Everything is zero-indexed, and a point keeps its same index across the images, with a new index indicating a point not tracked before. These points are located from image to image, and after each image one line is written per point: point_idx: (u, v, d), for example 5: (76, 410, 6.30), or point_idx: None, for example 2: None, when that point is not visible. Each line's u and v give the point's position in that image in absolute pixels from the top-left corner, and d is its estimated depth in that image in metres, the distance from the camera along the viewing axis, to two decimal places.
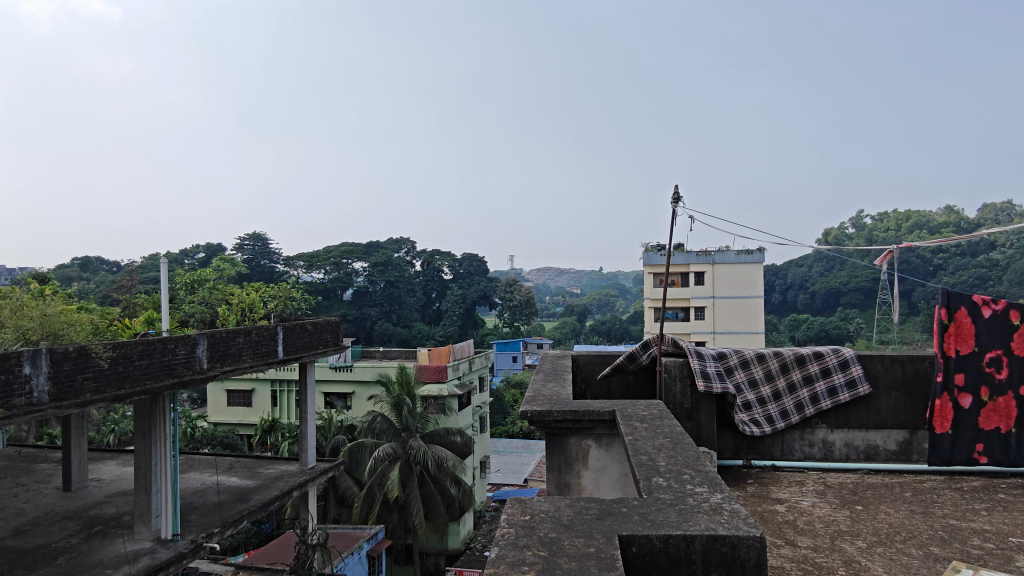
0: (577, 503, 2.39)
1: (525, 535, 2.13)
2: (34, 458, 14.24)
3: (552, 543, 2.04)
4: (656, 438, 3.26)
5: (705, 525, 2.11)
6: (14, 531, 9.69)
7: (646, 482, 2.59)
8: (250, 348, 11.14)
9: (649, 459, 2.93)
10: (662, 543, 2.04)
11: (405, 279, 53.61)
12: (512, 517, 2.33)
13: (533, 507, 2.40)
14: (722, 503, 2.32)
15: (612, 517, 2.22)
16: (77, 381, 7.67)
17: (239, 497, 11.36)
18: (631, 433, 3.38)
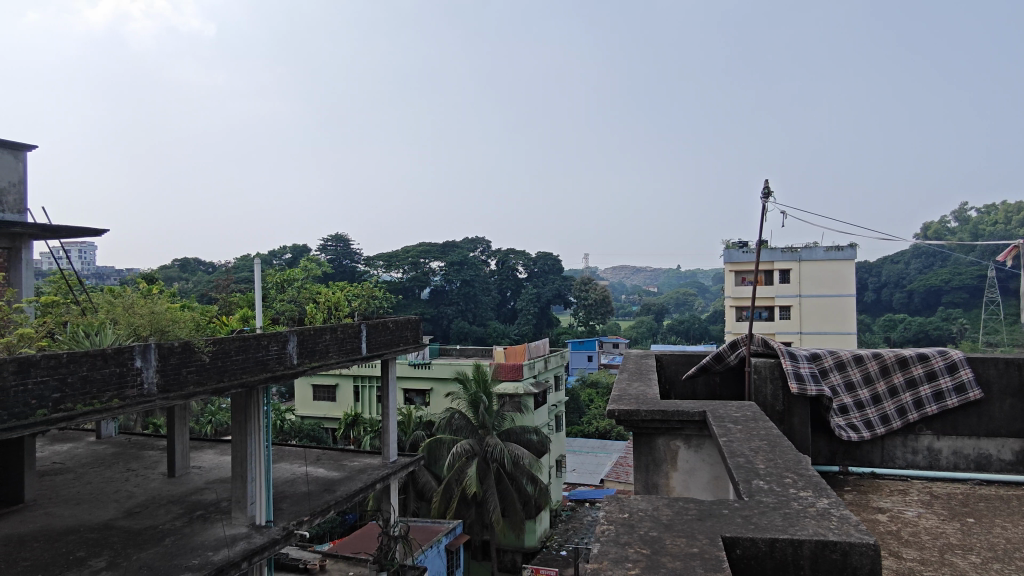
0: (675, 504, 2.37)
1: (625, 533, 2.13)
2: (142, 445, 15.38)
3: (653, 542, 2.03)
4: (752, 440, 3.18)
5: (814, 530, 2.05)
6: (126, 512, 10.49)
7: (746, 485, 2.53)
8: (336, 345, 11.60)
9: (746, 461, 2.85)
10: (768, 547, 1.99)
11: (481, 279, 54.28)
12: (610, 514, 2.33)
13: (629, 505, 2.40)
14: (830, 509, 2.25)
15: (714, 518, 2.18)
16: (182, 373, 8.21)
17: (326, 488, 11.85)
18: (725, 435, 3.30)
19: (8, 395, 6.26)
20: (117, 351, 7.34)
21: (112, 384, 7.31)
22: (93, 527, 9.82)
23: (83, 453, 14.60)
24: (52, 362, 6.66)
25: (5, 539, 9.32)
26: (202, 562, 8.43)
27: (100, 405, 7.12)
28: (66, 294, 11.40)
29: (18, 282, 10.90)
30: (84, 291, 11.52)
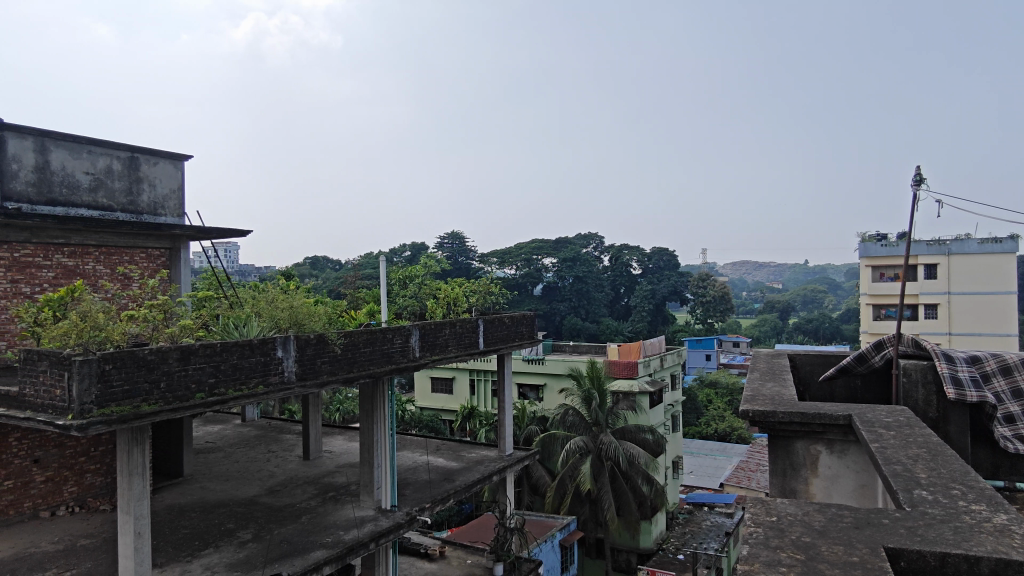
0: (828, 511, 2.45)
1: (775, 537, 2.25)
2: (280, 429, 16.71)
3: (807, 548, 2.13)
4: (909, 447, 2.94)
5: (991, 547, 1.98)
6: (268, 490, 11.44)
7: (907, 495, 2.40)
8: (455, 339, 12.01)
9: (904, 469, 2.67)
10: (938, 562, 1.98)
11: (594, 275, 53.95)
12: (757, 517, 2.47)
13: (777, 509, 2.52)
14: (1010, 526, 2.11)
15: (873, 528, 2.20)
16: (318, 363, 8.85)
17: (446, 477, 12.30)
18: (876, 440, 3.08)
19: (173, 379, 6.99)
20: (262, 342, 8.02)
21: (258, 372, 8.00)
22: (241, 502, 10.80)
23: (231, 433, 16.09)
24: (208, 351, 7.36)
25: (170, 508, 10.48)
26: (334, 541, 9.02)
27: (248, 390, 7.80)
28: (217, 290, 12.58)
29: (179, 279, 12.19)
30: (232, 287, 12.66)
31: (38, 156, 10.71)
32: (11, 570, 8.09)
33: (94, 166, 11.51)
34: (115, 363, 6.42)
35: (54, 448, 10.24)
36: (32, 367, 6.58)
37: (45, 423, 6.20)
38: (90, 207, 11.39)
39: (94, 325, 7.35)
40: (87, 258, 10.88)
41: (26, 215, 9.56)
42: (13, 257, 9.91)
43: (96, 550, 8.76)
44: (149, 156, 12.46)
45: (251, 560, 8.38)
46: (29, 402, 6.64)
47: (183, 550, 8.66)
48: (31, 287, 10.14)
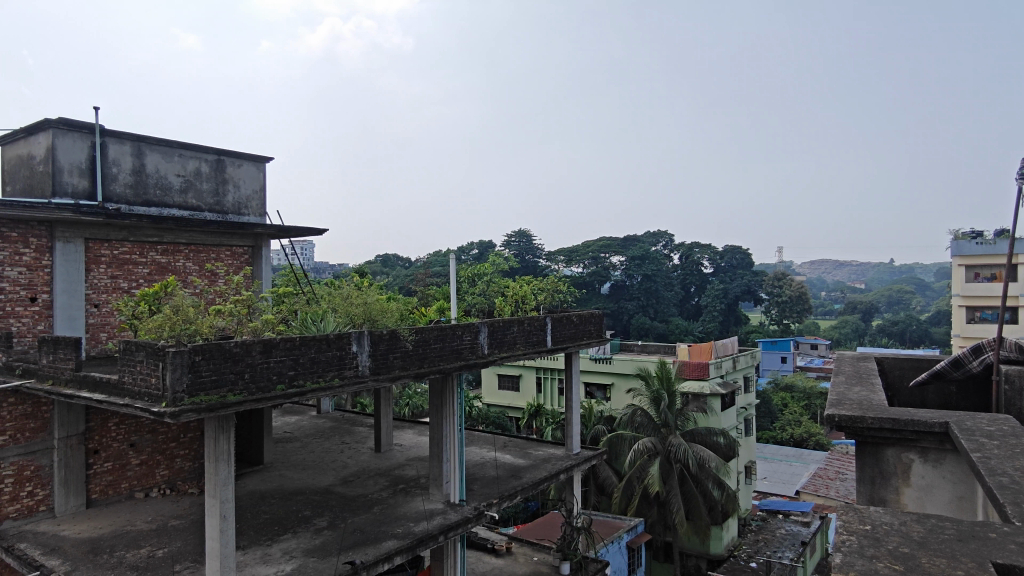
0: (927, 521, 2.34)
1: (870, 546, 2.17)
2: (353, 421, 17.24)
3: (906, 559, 2.05)
4: (1017, 459, 2.75)
5: None
6: (343, 480, 11.84)
7: (1016, 508, 2.25)
8: (524, 336, 12.07)
9: (1012, 481, 2.50)
10: None
11: (664, 273, 52.90)
12: (849, 525, 2.39)
13: (870, 517, 2.43)
14: None
15: (979, 542, 2.10)
16: (390, 358, 9.09)
17: (514, 473, 12.37)
18: (978, 451, 2.89)
19: (256, 371, 7.33)
20: (338, 337, 8.30)
21: (334, 365, 8.29)
22: (317, 490, 11.22)
23: (307, 424, 16.75)
24: (289, 344, 7.68)
25: (251, 494, 11.00)
26: (405, 532, 9.25)
27: (325, 383, 8.10)
28: (295, 286, 13.08)
29: (260, 275, 12.75)
30: (309, 283, 13.13)
31: (134, 160, 11.46)
32: (111, 546, 8.71)
33: (185, 168, 12.21)
34: (204, 355, 6.80)
35: (148, 433, 10.96)
36: (130, 357, 7.06)
37: (142, 409, 6.63)
38: (181, 208, 12.09)
39: (185, 319, 7.80)
40: (178, 256, 11.55)
41: (125, 215, 10.25)
42: (113, 254, 10.65)
43: (185, 530, 9.30)
44: (234, 158, 13.10)
45: (327, 546, 8.70)
46: (128, 389, 7.12)
47: (263, 535, 9.08)
48: (129, 282, 10.88)
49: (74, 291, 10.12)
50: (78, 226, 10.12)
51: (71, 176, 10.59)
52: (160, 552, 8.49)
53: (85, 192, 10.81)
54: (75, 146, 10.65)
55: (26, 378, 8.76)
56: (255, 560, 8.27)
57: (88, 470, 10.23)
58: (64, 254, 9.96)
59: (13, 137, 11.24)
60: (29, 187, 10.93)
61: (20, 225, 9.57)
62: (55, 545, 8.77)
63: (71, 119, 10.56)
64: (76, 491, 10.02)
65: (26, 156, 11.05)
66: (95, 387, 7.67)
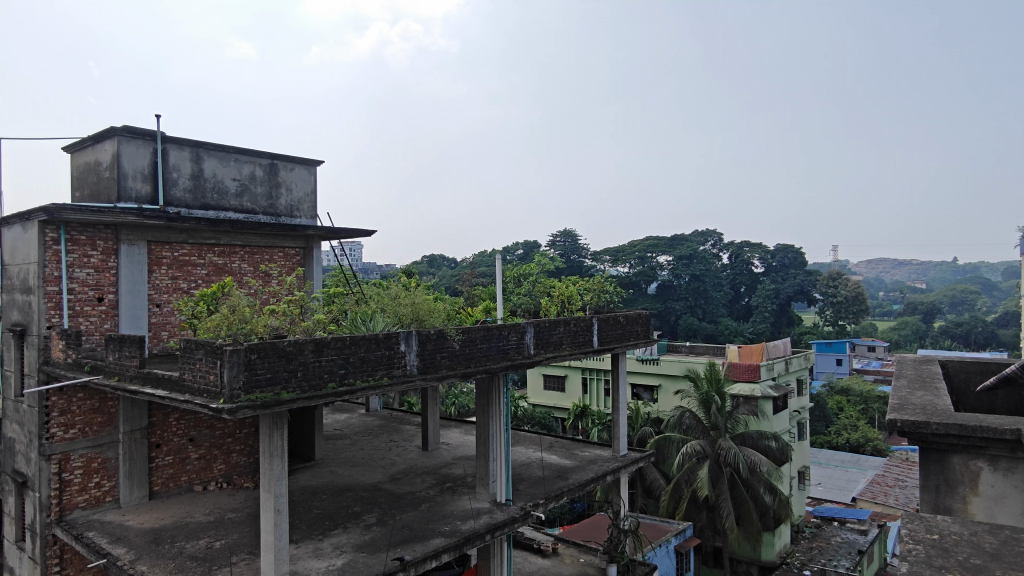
0: (1002, 533, 2.26)
1: (940, 558, 2.10)
2: (401, 420, 17.49)
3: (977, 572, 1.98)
4: None
5: None
6: (391, 477, 12.03)
7: None
8: (570, 337, 12.03)
9: None
10: None
11: (712, 273, 51.92)
12: (915, 535, 2.32)
13: (938, 526, 2.35)
14: None
15: None
16: (437, 358, 9.20)
17: (560, 474, 12.35)
18: None
19: (309, 369, 7.52)
20: (387, 336, 8.43)
21: (383, 364, 8.43)
22: (366, 487, 11.43)
23: (357, 422, 17.08)
24: (340, 344, 7.84)
25: (304, 489, 11.29)
26: (452, 530, 9.34)
27: (374, 381, 8.25)
28: (345, 286, 13.35)
29: (312, 276, 13.06)
30: (359, 283, 13.38)
31: (193, 165, 11.90)
32: (173, 537, 9.07)
33: (240, 173, 12.61)
34: (259, 354, 7.01)
35: (206, 429, 11.37)
36: (190, 355, 7.33)
37: (201, 405, 6.87)
38: (237, 211, 12.49)
39: (241, 319, 8.06)
40: (234, 257, 11.95)
41: (184, 218, 10.64)
42: (173, 255, 11.08)
43: (241, 523, 9.61)
44: (287, 162, 13.47)
45: (376, 542, 8.86)
46: (188, 386, 7.41)
47: (315, 529, 9.31)
48: (188, 283, 11.30)
49: (138, 292, 10.59)
50: (141, 229, 10.57)
51: (135, 181, 11.06)
52: (218, 543, 8.80)
53: (148, 197, 11.28)
54: (138, 153, 11.12)
55: (94, 373, 9.18)
56: (307, 553, 8.49)
57: (151, 464, 10.67)
58: (128, 256, 10.42)
59: (82, 145, 11.81)
60: (96, 192, 11.47)
61: (88, 229, 10.05)
62: (121, 534, 9.19)
63: (135, 127, 11.03)
64: (140, 483, 10.46)
65: (93, 162, 11.59)
66: (157, 383, 7.99)
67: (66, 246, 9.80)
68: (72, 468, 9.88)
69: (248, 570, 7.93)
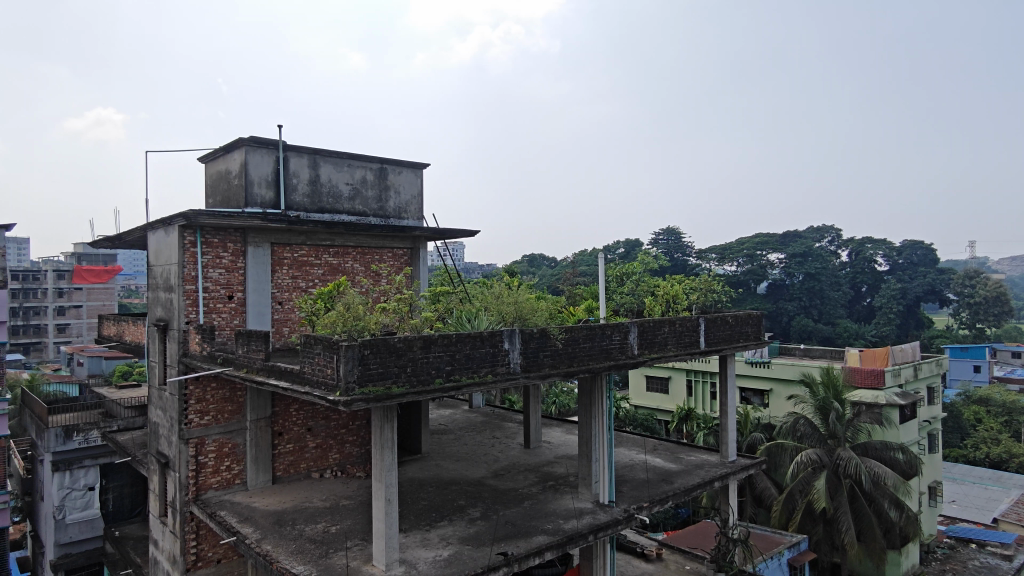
0: None
1: None
2: (503, 417, 17.75)
3: None
4: None
5: None
6: (494, 473, 12.23)
7: None
8: (675, 337, 11.73)
9: None
10: None
11: (829, 271, 48.82)
12: None
13: None
14: None
15: None
16: (540, 356, 9.26)
17: (664, 478, 12.06)
18: None
19: (417, 365, 7.79)
20: (491, 334, 8.60)
21: (487, 362, 8.58)
22: (470, 482, 11.69)
23: (460, 418, 17.52)
24: (446, 340, 8.07)
25: (412, 481, 11.71)
26: (555, 528, 9.36)
27: (479, 378, 8.41)
28: (451, 286, 13.69)
29: (419, 276, 13.48)
30: (464, 282, 13.69)
31: (311, 171, 12.64)
32: (294, 519, 9.70)
33: (353, 177, 13.26)
34: (372, 349, 7.34)
35: (322, 419, 12.07)
36: (310, 350, 7.79)
37: (319, 396, 7.29)
38: (350, 213, 13.15)
39: (355, 316, 8.49)
40: (347, 258, 12.60)
41: (303, 222, 11.33)
42: (293, 257, 11.85)
43: (354, 510, 10.11)
44: (395, 166, 14.03)
45: (481, 536, 9.03)
46: (308, 379, 7.88)
47: (423, 520, 9.63)
48: (307, 282, 12.05)
49: (263, 291, 11.41)
50: (266, 232, 11.38)
51: (259, 188, 11.91)
52: (334, 528, 9.31)
53: (271, 202, 12.11)
54: (263, 161, 11.97)
55: (225, 365, 9.93)
56: (415, 543, 8.79)
57: (274, 450, 11.45)
58: (254, 257, 11.25)
59: (215, 155, 12.86)
60: (227, 199, 12.46)
61: (220, 232, 10.94)
62: (248, 514, 9.93)
63: (260, 136, 11.88)
64: (264, 468, 11.26)
65: (224, 171, 12.58)
66: (280, 375, 8.55)
67: (202, 248, 10.70)
68: (206, 451, 10.79)
69: (361, 555, 8.33)
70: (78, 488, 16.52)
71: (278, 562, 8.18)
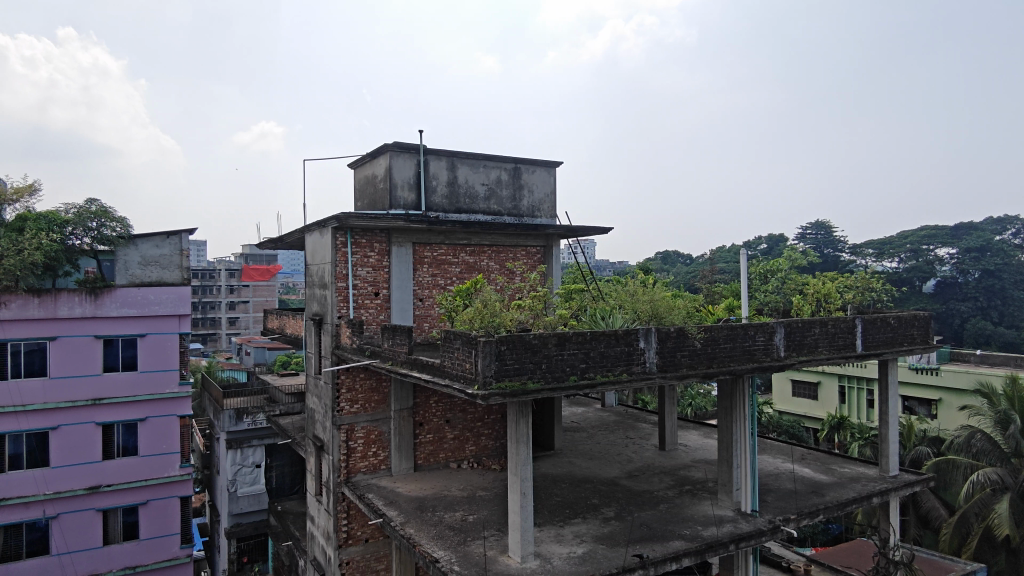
0: None
1: None
2: (637, 417, 17.42)
3: None
4: None
5: None
6: (628, 474, 12.05)
7: None
8: (827, 339, 10.89)
9: None
10: None
11: (1014, 267, 42.98)
12: None
13: None
14: None
15: None
16: (677, 356, 8.97)
17: (814, 490, 11.23)
18: None
19: (552, 362, 7.85)
20: (626, 333, 8.47)
21: (622, 360, 8.46)
22: (604, 481, 11.61)
23: (594, 416, 17.41)
24: (581, 338, 8.07)
25: (546, 476, 11.83)
26: (693, 535, 9.04)
27: (614, 377, 8.31)
28: (584, 283, 13.62)
29: (552, 273, 13.55)
30: (597, 280, 13.58)
31: (449, 173, 13.16)
32: (434, 506, 10.14)
33: (489, 178, 13.62)
34: (508, 346, 7.50)
35: (460, 412, 12.53)
36: (449, 345, 8.09)
37: (459, 390, 7.56)
38: (486, 213, 13.51)
39: (491, 313, 8.69)
40: (483, 256, 12.96)
41: (442, 222, 11.79)
42: (433, 256, 12.39)
43: (490, 502, 10.38)
44: (529, 166, 14.24)
45: (615, 536, 8.93)
46: (447, 371, 8.20)
47: (557, 516, 9.70)
48: (445, 280, 12.56)
49: (406, 288, 12.06)
50: (408, 232, 12.00)
51: (402, 191, 12.56)
52: (471, 517, 9.62)
53: (413, 204, 12.73)
54: (405, 165, 12.61)
55: (372, 357, 10.57)
56: (549, 538, 8.88)
57: (416, 439, 12.07)
58: (398, 256, 11.91)
59: (363, 160, 13.73)
60: (374, 201, 13.26)
61: (368, 233, 11.67)
62: (392, 499, 10.53)
63: (403, 142, 12.54)
64: (407, 456, 11.91)
65: (371, 175, 13.41)
66: (422, 368, 8.95)
67: (351, 248, 11.49)
68: (356, 437, 11.58)
69: (497, 545, 8.55)
70: (247, 465, 18.48)
71: (420, 545, 8.61)
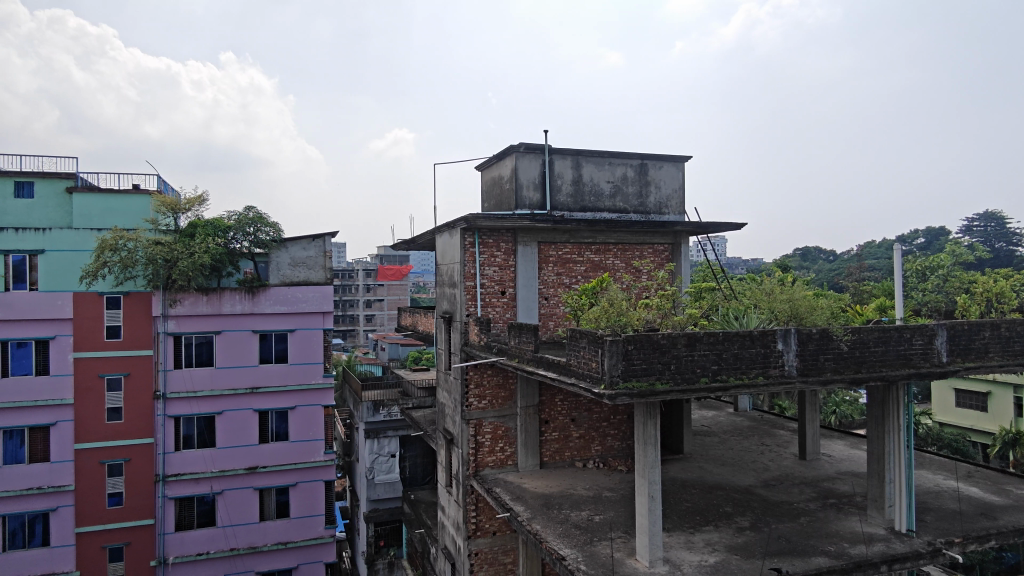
0: None
1: None
2: (774, 424, 16.46)
3: None
4: None
5: None
6: (764, 482, 11.43)
7: None
8: (999, 344, 9.67)
9: None
10: None
11: None
12: None
13: None
14: None
15: None
16: (820, 360, 8.38)
17: (984, 512, 10.02)
18: None
19: (682, 363, 7.61)
20: (763, 333, 8.02)
21: (758, 363, 8.02)
22: (737, 488, 11.09)
23: (726, 421, 16.67)
24: (713, 339, 7.75)
25: (675, 481, 11.50)
26: (839, 552, 8.39)
27: (749, 380, 7.90)
28: (715, 282, 13.07)
29: (682, 271, 13.09)
30: (729, 278, 12.98)
31: (574, 172, 13.15)
32: (560, 504, 10.19)
33: (614, 175, 13.45)
34: (636, 345, 7.37)
35: (585, 411, 12.48)
36: (575, 343, 8.08)
37: (585, 388, 7.54)
38: (611, 211, 13.37)
39: (618, 311, 8.59)
40: (608, 254, 12.82)
41: (567, 220, 11.81)
42: (558, 254, 12.45)
43: (617, 503, 10.25)
44: (656, 161, 13.90)
45: (750, 547, 8.50)
46: (574, 370, 8.19)
47: (686, 522, 9.39)
48: (571, 278, 12.57)
49: (532, 286, 12.20)
50: (533, 232, 12.13)
51: (528, 191, 12.73)
52: (597, 517, 9.55)
53: (538, 203, 12.87)
54: (531, 165, 12.77)
55: (499, 354, 10.79)
56: (679, 544, 8.63)
57: (542, 437, 12.18)
58: (524, 255, 12.06)
59: (490, 162, 14.05)
60: (500, 202, 13.54)
61: (495, 233, 11.93)
62: (519, 494, 10.70)
63: (529, 143, 12.70)
64: (533, 452, 12.04)
65: (498, 177, 13.70)
66: (548, 366, 9.00)
67: (479, 248, 11.82)
68: (484, 432, 11.90)
69: (624, 548, 8.42)
70: (384, 454, 19.49)
71: (547, 542, 8.68)
